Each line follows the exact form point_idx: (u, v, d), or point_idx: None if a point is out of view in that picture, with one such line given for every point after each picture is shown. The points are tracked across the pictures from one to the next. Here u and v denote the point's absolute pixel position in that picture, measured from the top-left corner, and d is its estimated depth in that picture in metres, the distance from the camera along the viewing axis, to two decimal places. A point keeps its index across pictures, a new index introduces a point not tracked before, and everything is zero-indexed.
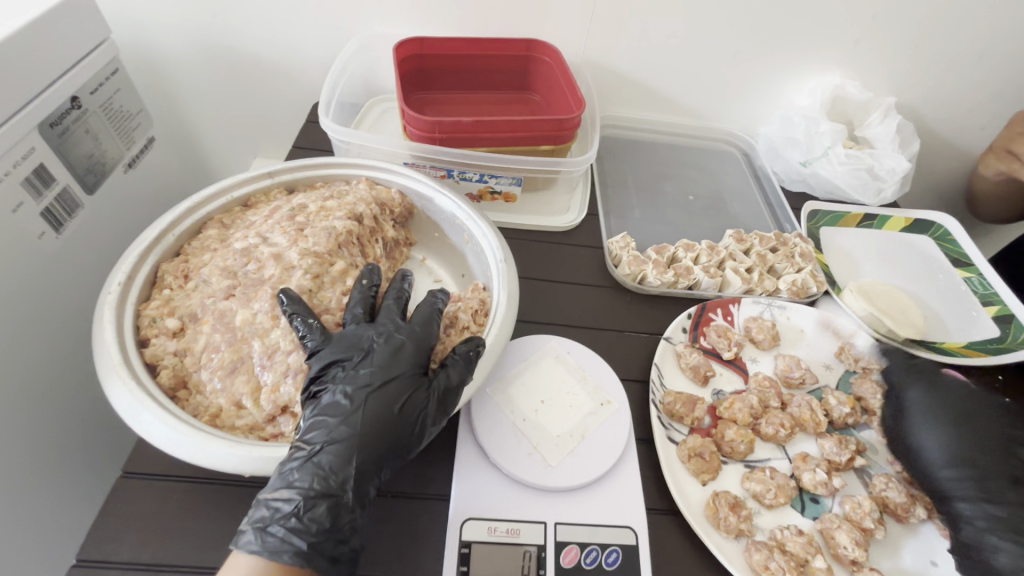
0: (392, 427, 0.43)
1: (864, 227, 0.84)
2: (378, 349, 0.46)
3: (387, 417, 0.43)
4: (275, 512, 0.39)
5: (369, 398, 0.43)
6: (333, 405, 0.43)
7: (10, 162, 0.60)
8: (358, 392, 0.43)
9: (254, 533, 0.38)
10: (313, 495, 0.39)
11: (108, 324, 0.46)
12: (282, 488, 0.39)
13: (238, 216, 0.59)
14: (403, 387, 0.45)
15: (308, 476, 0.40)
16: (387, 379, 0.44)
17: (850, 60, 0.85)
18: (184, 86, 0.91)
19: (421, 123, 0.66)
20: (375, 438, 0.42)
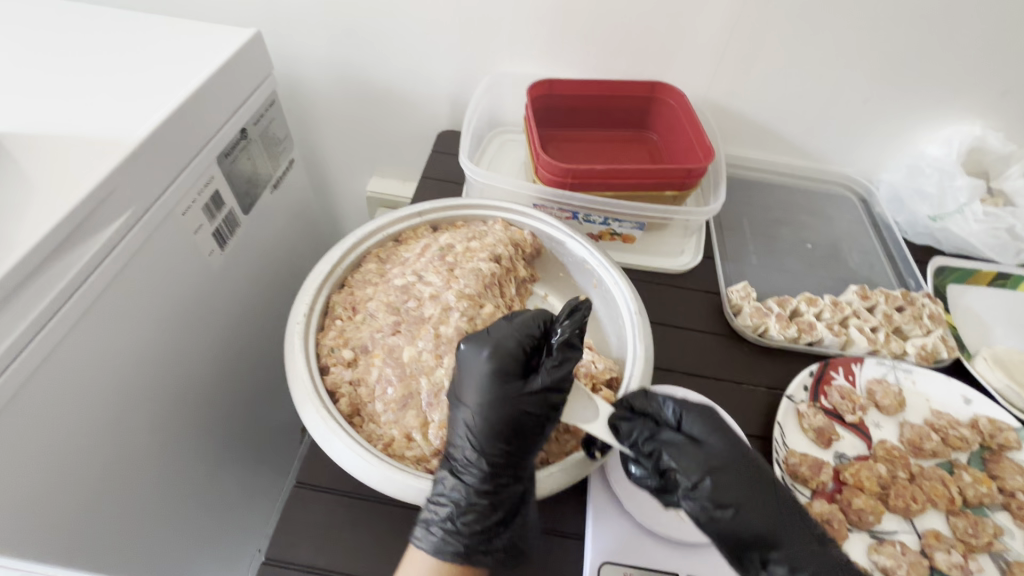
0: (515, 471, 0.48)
1: (996, 287, 0.80)
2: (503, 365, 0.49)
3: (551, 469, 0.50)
4: (435, 516, 0.46)
5: (504, 435, 0.47)
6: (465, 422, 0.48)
7: (196, 191, 0.69)
8: (509, 428, 0.47)
9: (423, 532, 0.45)
10: (461, 483, 0.46)
11: (298, 353, 0.52)
12: (438, 499, 0.46)
13: (393, 252, 0.64)
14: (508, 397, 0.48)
15: (457, 488, 0.46)
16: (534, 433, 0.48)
17: (992, 110, 0.81)
18: (320, 112, 0.99)
19: (556, 169, 0.70)
20: (504, 470, 0.47)
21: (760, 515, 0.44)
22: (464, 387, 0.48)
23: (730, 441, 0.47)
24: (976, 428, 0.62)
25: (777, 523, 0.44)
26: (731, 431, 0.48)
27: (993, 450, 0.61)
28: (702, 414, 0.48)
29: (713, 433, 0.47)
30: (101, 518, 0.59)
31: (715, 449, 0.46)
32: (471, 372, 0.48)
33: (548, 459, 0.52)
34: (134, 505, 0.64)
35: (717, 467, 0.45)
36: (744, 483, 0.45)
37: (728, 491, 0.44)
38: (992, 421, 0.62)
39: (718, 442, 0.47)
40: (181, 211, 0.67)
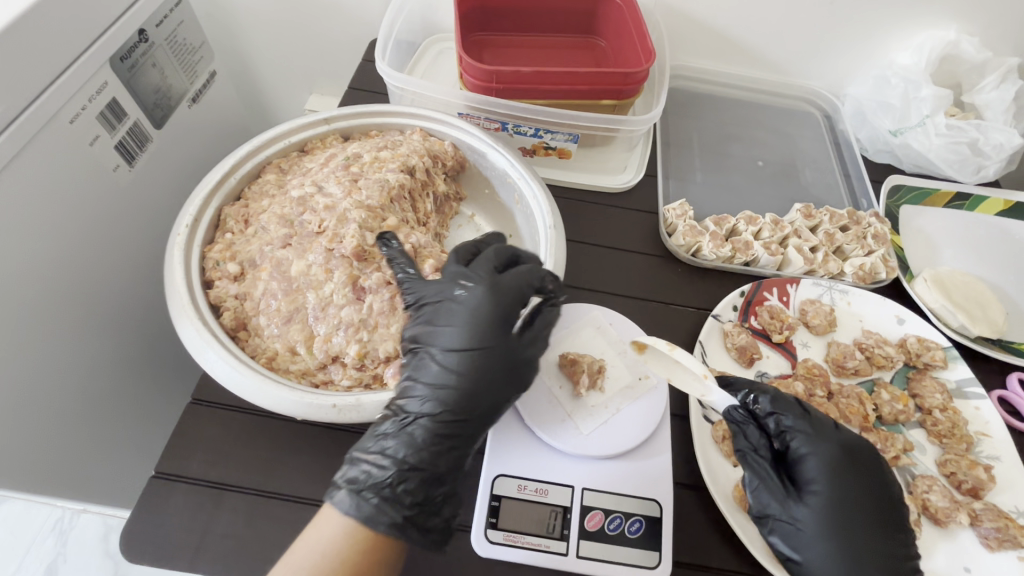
0: (501, 361, 0.43)
1: (952, 208, 0.76)
2: (465, 299, 0.44)
3: (489, 328, 0.43)
4: (366, 476, 0.40)
5: (466, 394, 0.43)
6: (422, 365, 0.44)
7: (85, 97, 0.62)
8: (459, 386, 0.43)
9: (350, 495, 0.40)
10: (392, 443, 0.42)
11: (177, 265, 0.49)
12: (375, 453, 0.41)
13: (296, 162, 0.60)
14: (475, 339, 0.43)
15: (400, 444, 0.41)
16: (434, 329, 0.44)
17: (970, 12, 0.74)
18: (243, 18, 0.90)
19: (479, 72, 0.63)
20: (441, 436, 0.42)
21: (865, 563, 0.43)
22: (439, 333, 0.44)
23: (841, 477, 0.45)
24: (903, 348, 0.61)
25: (882, 569, 0.43)
26: (854, 465, 0.46)
27: (918, 369, 0.60)
28: (821, 445, 0.47)
29: (825, 473, 0.46)
30: (16, 439, 0.58)
31: (823, 489, 0.45)
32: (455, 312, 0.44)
33: None
34: (55, 426, 0.63)
35: (815, 507, 0.45)
36: (842, 528, 0.44)
37: (827, 530, 0.44)
38: (920, 340, 0.61)
39: (827, 481, 0.45)
40: (67, 119, 0.60)
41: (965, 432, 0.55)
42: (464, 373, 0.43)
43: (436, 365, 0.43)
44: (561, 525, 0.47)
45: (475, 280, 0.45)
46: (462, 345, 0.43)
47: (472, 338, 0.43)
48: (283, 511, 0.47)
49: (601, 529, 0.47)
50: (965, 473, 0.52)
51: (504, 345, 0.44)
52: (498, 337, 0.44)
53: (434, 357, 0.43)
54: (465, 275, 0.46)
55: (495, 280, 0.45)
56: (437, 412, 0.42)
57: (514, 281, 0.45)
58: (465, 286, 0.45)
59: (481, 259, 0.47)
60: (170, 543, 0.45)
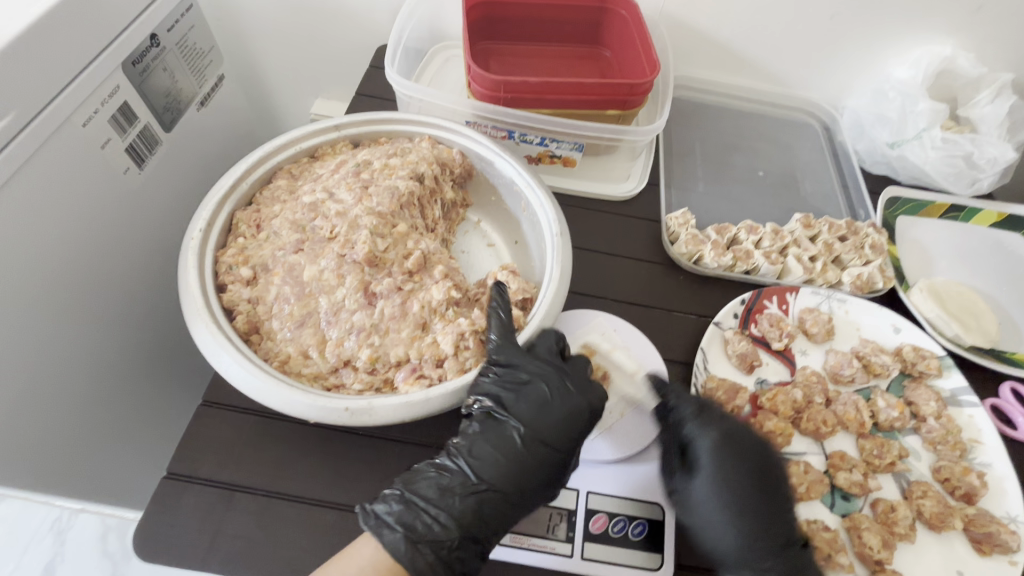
0: (567, 462, 0.48)
1: (948, 219, 0.78)
2: (548, 396, 0.49)
3: (569, 425, 0.48)
4: (417, 527, 0.43)
5: (532, 477, 0.46)
6: (497, 435, 0.48)
7: (98, 101, 0.63)
8: (527, 470, 0.46)
9: (403, 541, 0.42)
10: (451, 502, 0.44)
11: (191, 269, 0.50)
12: (426, 502, 0.44)
13: (307, 168, 0.61)
14: (553, 431, 0.48)
15: (459, 505, 0.44)
16: (513, 404, 0.48)
17: (966, 28, 0.75)
18: (252, 23, 0.91)
19: (487, 81, 0.64)
20: (492, 511, 0.45)
21: (749, 531, 0.47)
22: (518, 407, 0.48)
23: (732, 458, 0.49)
24: (899, 356, 0.62)
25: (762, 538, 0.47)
26: (732, 447, 0.50)
27: (914, 377, 0.62)
28: (708, 429, 0.50)
29: (712, 454, 0.49)
30: (23, 438, 0.58)
31: (712, 468, 0.49)
32: (542, 400, 0.49)
33: (446, 376, 0.48)
34: (62, 427, 0.64)
35: (710, 483, 0.48)
36: (735, 502, 0.48)
37: (722, 502, 0.48)
38: (916, 349, 0.62)
39: (717, 464, 0.49)
40: (80, 122, 0.61)
41: (960, 439, 0.56)
42: (534, 460, 0.47)
43: (515, 442, 0.47)
44: (566, 527, 0.48)
45: (574, 377, 0.50)
46: (547, 436, 0.47)
47: (555, 433, 0.48)
48: (292, 511, 0.48)
49: (604, 532, 0.48)
50: (959, 479, 0.54)
51: (573, 449, 0.48)
52: (577, 438, 0.49)
53: (516, 434, 0.47)
54: (565, 371, 0.50)
55: (590, 390, 0.50)
56: (502, 487, 0.46)
57: (602, 392, 0.51)
58: (569, 384, 0.49)
59: (575, 362, 0.52)
60: (182, 542, 0.46)
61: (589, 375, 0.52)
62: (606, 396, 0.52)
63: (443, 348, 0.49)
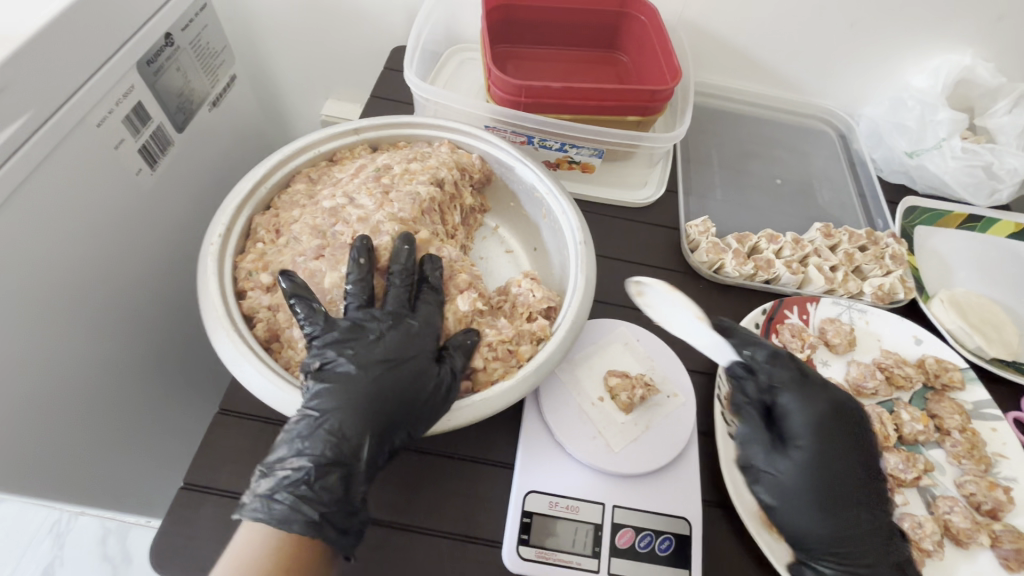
0: (419, 371, 0.45)
1: (965, 230, 0.78)
2: (387, 335, 0.46)
3: (401, 344, 0.46)
4: (283, 479, 0.40)
5: (383, 397, 0.43)
6: (339, 371, 0.43)
7: (112, 101, 0.61)
8: (377, 389, 0.43)
9: (261, 501, 0.39)
10: (305, 449, 0.41)
11: (211, 275, 0.49)
12: (294, 456, 0.41)
13: (325, 171, 0.60)
14: (416, 366, 0.45)
15: (319, 442, 0.41)
16: (354, 345, 0.45)
17: (986, 38, 0.75)
18: (265, 23, 0.90)
19: (508, 86, 0.64)
20: (360, 433, 0.42)
21: (834, 500, 0.46)
22: (349, 341, 0.45)
23: (825, 432, 0.48)
24: (921, 368, 0.62)
25: (857, 517, 0.46)
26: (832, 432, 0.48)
27: (937, 390, 0.61)
28: (810, 402, 0.49)
29: (808, 427, 0.48)
30: (31, 445, 0.57)
31: (807, 443, 0.47)
32: (381, 338, 0.46)
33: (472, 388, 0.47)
34: (71, 433, 0.62)
35: (800, 461, 0.47)
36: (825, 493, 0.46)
37: (807, 479, 0.46)
38: (939, 361, 0.62)
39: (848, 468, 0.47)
40: (95, 122, 0.59)
41: (985, 453, 0.56)
42: (347, 393, 0.43)
43: (347, 370, 0.44)
44: (592, 543, 0.47)
45: (379, 319, 0.47)
46: (383, 358, 0.45)
47: (366, 366, 0.44)
48: None
49: (631, 547, 0.47)
50: (985, 494, 0.53)
51: (423, 363, 0.46)
52: (380, 359, 0.45)
53: (347, 367, 0.44)
54: (400, 314, 0.48)
55: (403, 319, 0.47)
56: (340, 440, 0.41)
57: (423, 316, 0.48)
58: (386, 321, 0.47)
59: (400, 274, 0.49)
60: (200, 557, 0.45)
61: (409, 303, 0.49)
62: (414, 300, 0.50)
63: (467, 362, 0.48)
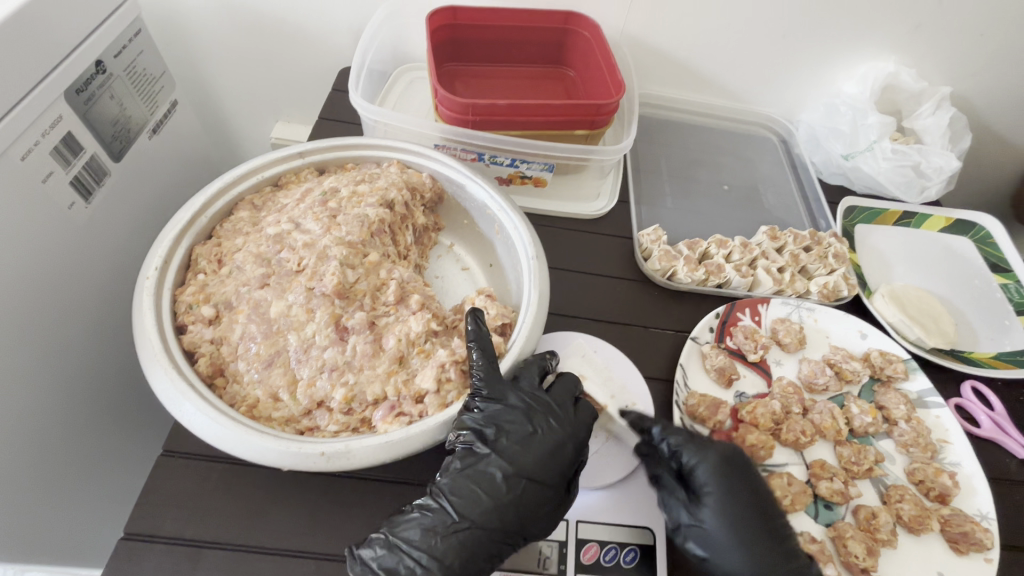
0: (559, 500, 0.45)
1: (901, 226, 0.82)
2: (538, 433, 0.46)
3: (560, 463, 0.46)
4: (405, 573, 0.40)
5: (535, 518, 0.44)
6: (484, 474, 0.44)
7: (39, 131, 0.58)
8: (539, 518, 0.44)
9: None
10: (437, 550, 0.41)
11: (146, 310, 0.46)
12: (417, 552, 0.41)
13: (270, 198, 0.58)
14: (558, 486, 0.45)
15: (444, 548, 0.41)
16: (512, 446, 0.45)
17: (907, 45, 0.80)
18: (207, 44, 0.88)
19: (454, 105, 0.64)
20: (495, 549, 0.43)
21: (752, 544, 0.45)
22: (518, 443, 0.46)
23: (729, 476, 0.47)
24: (868, 361, 0.64)
25: (762, 530, 0.46)
26: (732, 470, 0.48)
27: (883, 382, 0.63)
28: (705, 452, 0.48)
29: (713, 475, 0.47)
30: None
31: (717, 491, 0.47)
32: (542, 444, 0.46)
33: (426, 411, 0.46)
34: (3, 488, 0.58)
35: (717, 510, 0.46)
36: (737, 521, 0.46)
37: (726, 523, 0.46)
38: (883, 354, 0.64)
39: (716, 489, 0.47)
40: (18, 155, 0.56)
41: (930, 441, 0.58)
42: (544, 506, 0.44)
43: (501, 480, 0.44)
44: (557, 559, 0.46)
45: (556, 423, 0.47)
46: (536, 474, 0.45)
47: (546, 468, 0.45)
48: (268, 564, 0.45)
49: (596, 562, 0.46)
50: (932, 480, 0.55)
51: (565, 490, 0.46)
52: (568, 473, 0.46)
53: (511, 477, 0.44)
54: (550, 408, 0.48)
55: (580, 431, 0.48)
56: (504, 531, 0.43)
57: (588, 424, 0.49)
58: (551, 419, 0.47)
59: (562, 387, 0.50)
60: None
61: (575, 409, 0.49)
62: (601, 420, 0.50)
63: (420, 385, 0.47)
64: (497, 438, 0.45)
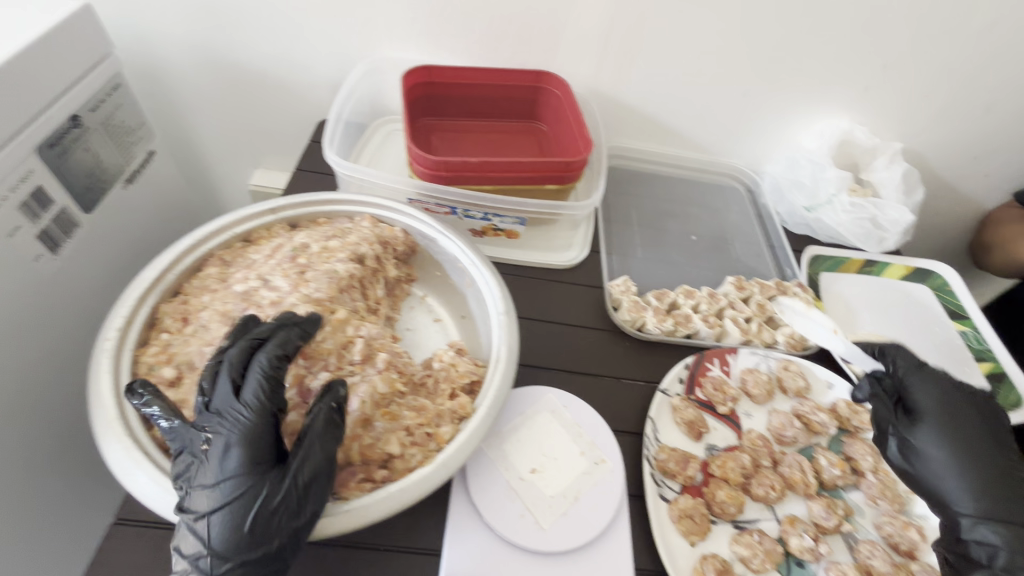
0: (268, 502, 0.38)
1: (863, 274, 0.85)
2: (214, 448, 0.39)
3: (250, 466, 0.39)
4: None
5: (251, 539, 0.38)
6: (193, 534, 0.38)
7: (7, 188, 0.58)
8: (253, 533, 0.38)
9: None
10: None
11: (104, 375, 0.45)
12: None
13: (240, 253, 0.58)
14: (254, 490, 0.38)
15: None
16: (206, 478, 0.39)
17: (858, 104, 0.84)
18: (187, 95, 0.90)
19: (429, 162, 0.66)
20: None
21: (980, 465, 0.53)
22: (206, 468, 0.39)
23: (953, 413, 0.56)
24: (835, 413, 0.65)
25: (979, 453, 0.54)
26: (959, 407, 0.57)
27: (850, 432, 0.64)
28: (930, 390, 0.58)
29: (943, 407, 0.57)
30: None
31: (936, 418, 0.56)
32: (219, 456, 0.39)
33: (389, 479, 0.45)
34: None
35: (940, 436, 0.55)
36: (963, 445, 0.54)
37: (952, 447, 0.54)
38: (850, 404, 0.65)
39: (941, 420, 0.56)
40: None
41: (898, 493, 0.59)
42: (247, 512, 0.38)
43: (198, 528, 0.38)
44: None
45: (228, 418, 0.40)
46: (229, 493, 0.38)
47: (229, 485, 0.38)
48: None
49: None
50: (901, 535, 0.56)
51: (269, 487, 0.39)
52: (258, 471, 0.39)
53: (209, 520, 0.38)
54: (220, 417, 0.40)
55: (242, 414, 0.40)
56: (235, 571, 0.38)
57: (243, 408, 0.40)
58: (212, 432, 0.40)
59: (219, 385, 0.42)
60: None
61: (235, 392, 0.41)
62: (278, 386, 0.42)
63: (386, 449, 0.46)
64: (194, 486, 0.40)
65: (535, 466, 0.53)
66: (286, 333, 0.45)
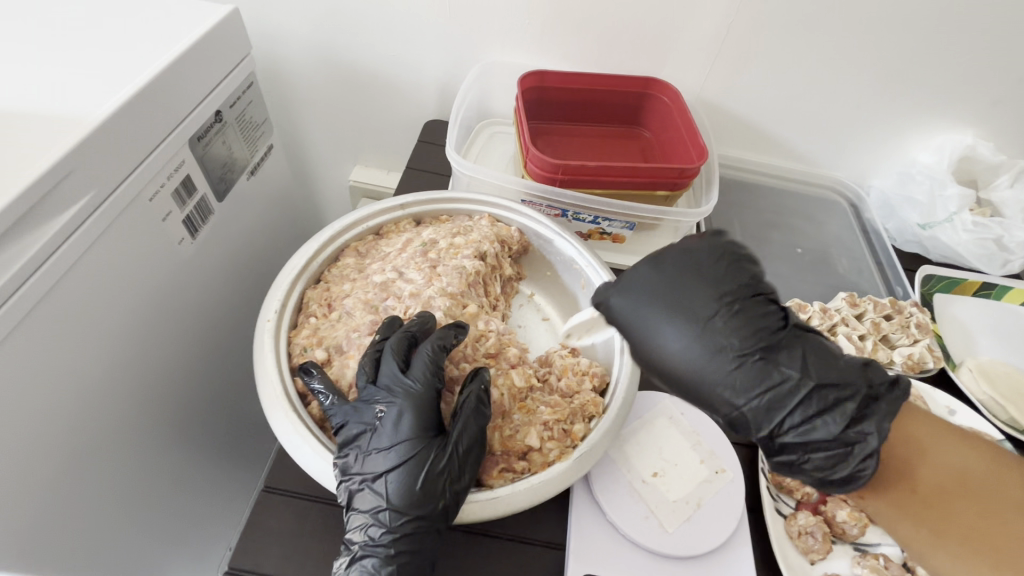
0: (436, 467, 0.44)
1: (980, 297, 0.80)
2: (385, 419, 0.45)
3: (419, 436, 0.45)
4: None
5: (422, 499, 0.43)
6: (365, 496, 0.44)
7: (165, 175, 0.64)
8: (424, 493, 0.43)
9: None
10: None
11: (268, 353, 0.49)
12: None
13: (373, 245, 0.62)
14: (424, 456, 0.44)
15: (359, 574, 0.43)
16: (376, 447, 0.44)
17: (985, 119, 0.80)
18: (302, 93, 0.95)
19: (545, 164, 0.67)
20: (408, 542, 0.43)
21: None
22: (376, 437, 0.45)
23: None
24: None
25: None
26: None
27: None
28: None
29: None
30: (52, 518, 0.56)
31: None
32: (390, 426, 0.45)
33: (530, 469, 0.48)
34: (89, 509, 0.61)
35: None
36: None
37: None
38: None
39: None
40: (147, 198, 0.61)
41: None
42: (418, 474, 0.43)
43: (374, 488, 0.43)
44: None
45: (398, 394, 0.46)
46: (401, 457, 0.44)
47: (402, 450, 0.44)
48: None
49: None
50: None
51: (435, 454, 0.44)
52: (423, 440, 0.45)
53: (384, 484, 0.43)
54: (388, 393, 0.46)
55: (412, 390, 0.46)
56: (405, 526, 0.43)
57: (411, 387, 0.46)
58: (381, 407, 0.45)
59: (383, 367, 0.47)
60: None
61: (402, 372, 0.46)
62: (439, 367, 0.48)
63: (525, 442, 0.48)
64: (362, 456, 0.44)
65: (654, 471, 0.53)
66: (443, 334, 0.49)
